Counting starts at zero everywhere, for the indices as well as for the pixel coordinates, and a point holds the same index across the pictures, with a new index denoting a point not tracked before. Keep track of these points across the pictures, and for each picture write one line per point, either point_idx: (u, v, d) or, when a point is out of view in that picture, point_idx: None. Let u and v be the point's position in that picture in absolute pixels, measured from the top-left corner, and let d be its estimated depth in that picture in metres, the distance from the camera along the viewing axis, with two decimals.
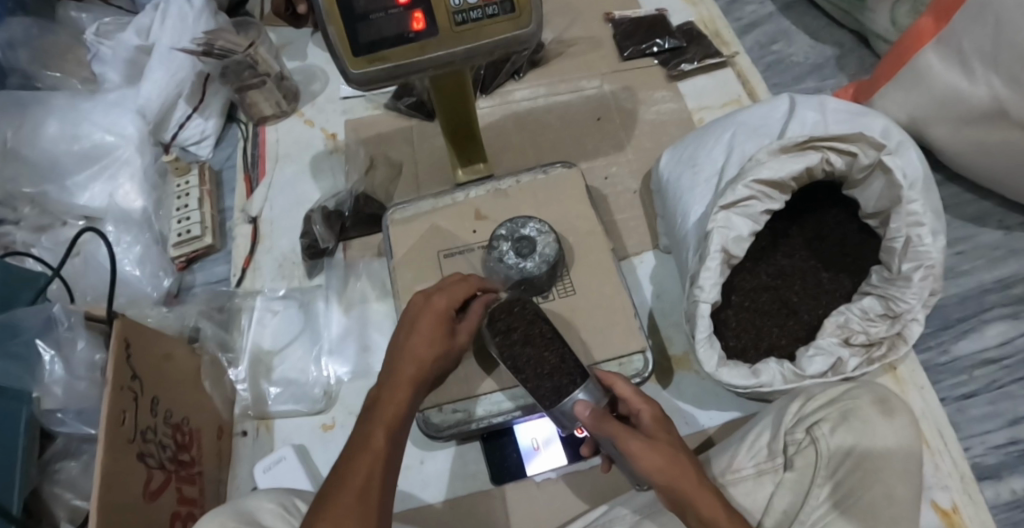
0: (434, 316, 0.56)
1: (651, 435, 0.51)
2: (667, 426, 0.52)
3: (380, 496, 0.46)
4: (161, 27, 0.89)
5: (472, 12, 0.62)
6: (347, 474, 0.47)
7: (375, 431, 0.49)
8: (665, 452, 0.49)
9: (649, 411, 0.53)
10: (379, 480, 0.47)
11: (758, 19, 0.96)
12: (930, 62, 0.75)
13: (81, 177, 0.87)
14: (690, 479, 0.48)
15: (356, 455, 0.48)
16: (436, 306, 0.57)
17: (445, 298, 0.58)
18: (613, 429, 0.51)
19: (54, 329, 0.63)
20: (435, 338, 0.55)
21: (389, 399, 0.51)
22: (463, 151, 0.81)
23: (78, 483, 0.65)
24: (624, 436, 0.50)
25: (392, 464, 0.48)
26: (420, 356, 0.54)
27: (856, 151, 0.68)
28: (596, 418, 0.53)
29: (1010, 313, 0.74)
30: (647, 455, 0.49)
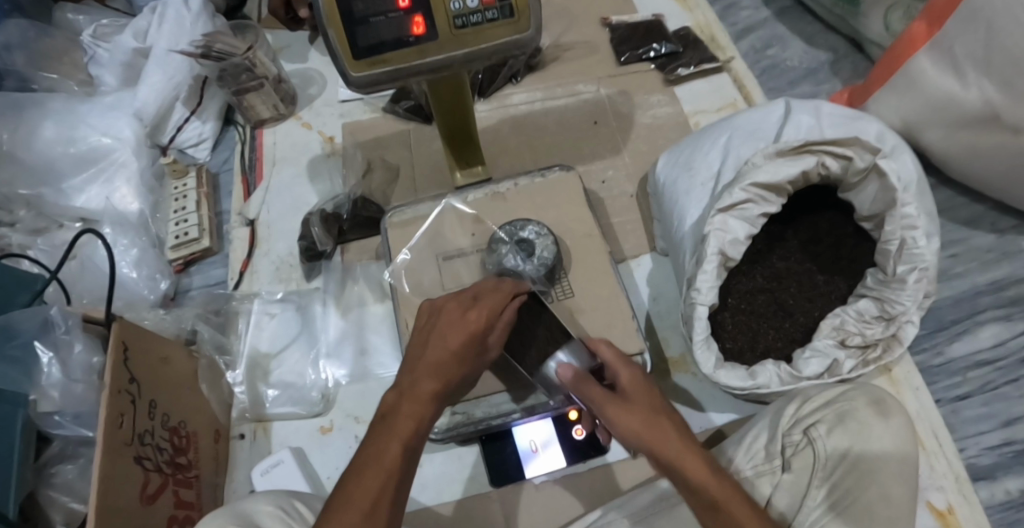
0: (466, 329, 0.55)
1: (630, 398, 0.52)
2: (644, 387, 0.53)
3: (388, 511, 0.47)
4: (158, 31, 0.89)
5: (472, 16, 0.62)
6: (358, 485, 0.47)
7: (389, 444, 0.49)
8: (638, 414, 0.51)
9: (628, 374, 0.54)
10: (388, 496, 0.47)
11: (753, 24, 0.97)
12: (923, 66, 0.76)
13: (77, 180, 0.87)
14: (663, 435, 0.49)
15: (368, 467, 0.48)
16: (472, 318, 0.56)
17: (485, 312, 0.57)
18: (597, 397, 0.54)
19: (51, 331, 0.62)
20: (461, 354, 0.54)
21: (408, 413, 0.51)
22: (461, 155, 0.81)
23: (75, 487, 0.64)
24: (604, 404, 0.52)
25: (404, 478, 0.48)
26: (444, 372, 0.53)
27: (850, 155, 0.68)
28: (577, 380, 0.56)
29: (1003, 315, 0.74)
30: (625, 420, 0.51)
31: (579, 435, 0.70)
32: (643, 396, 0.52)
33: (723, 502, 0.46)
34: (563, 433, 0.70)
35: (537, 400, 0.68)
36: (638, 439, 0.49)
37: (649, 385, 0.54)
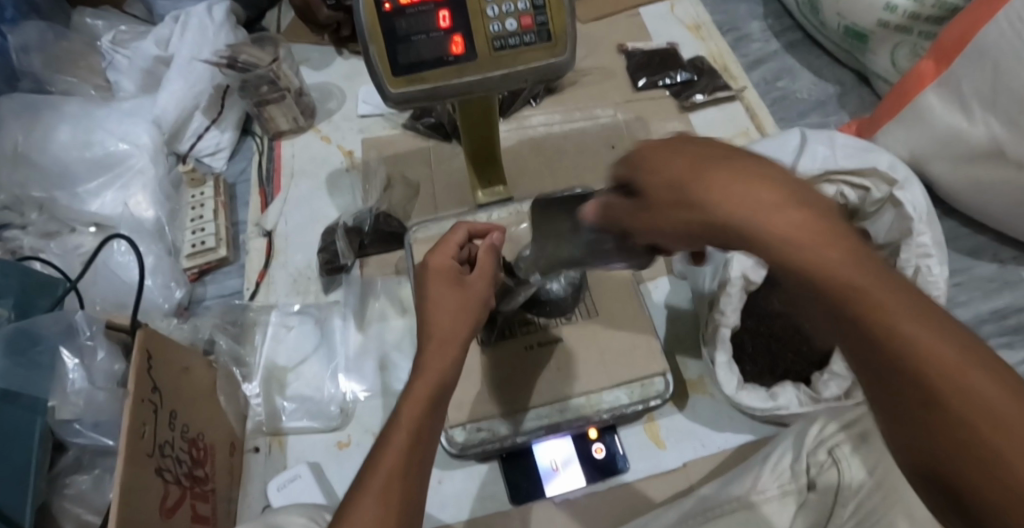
0: (438, 276, 0.54)
1: (648, 196, 0.36)
2: (663, 159, 0.35)
3: (403, 493, 0.43)
4: (181, 40, 0.92)
5: (510, 39, 0.63)
6: (369, 473, 0.44)
7: (398, 427, 0.46)
8: (670, 206, 0.34)
9: (644, 156, 0.36)
10: (400, 478, 0.43)
11: (764, 56, 1.01)
12: (931, 102, 0.79)
13: (92, 185, 0.86)
14: (727, 220, 0.32)
15: (379, 452, 0.45)
16: (437, 261, 0.55)
17: (445, 252, 0.56)
18: (631, 213, 0.38)
19: (76, 336, 0.63)
20: (437, 300, 0.52)
21: (418, 381, 0.48)
22: (482, 174, 0.82)
23: (89, 498, 0.63)
24: (644, 216, 0.37)
25: (418, 456, 0.45)
26: (438, 327, 0.50)
27: (868, 185, 0.74)
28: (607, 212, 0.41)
29: (1006, 343, 0.77)
30: (663, 223, 0.35)
31: (599, 454, 0.70)
32: (660, 175, 0.35)
33: (855, 296, 0.30)
34: (584, 451, 0.70)
35: (562, 417, 0.68)
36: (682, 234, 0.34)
37: (674, 148, 0.36)
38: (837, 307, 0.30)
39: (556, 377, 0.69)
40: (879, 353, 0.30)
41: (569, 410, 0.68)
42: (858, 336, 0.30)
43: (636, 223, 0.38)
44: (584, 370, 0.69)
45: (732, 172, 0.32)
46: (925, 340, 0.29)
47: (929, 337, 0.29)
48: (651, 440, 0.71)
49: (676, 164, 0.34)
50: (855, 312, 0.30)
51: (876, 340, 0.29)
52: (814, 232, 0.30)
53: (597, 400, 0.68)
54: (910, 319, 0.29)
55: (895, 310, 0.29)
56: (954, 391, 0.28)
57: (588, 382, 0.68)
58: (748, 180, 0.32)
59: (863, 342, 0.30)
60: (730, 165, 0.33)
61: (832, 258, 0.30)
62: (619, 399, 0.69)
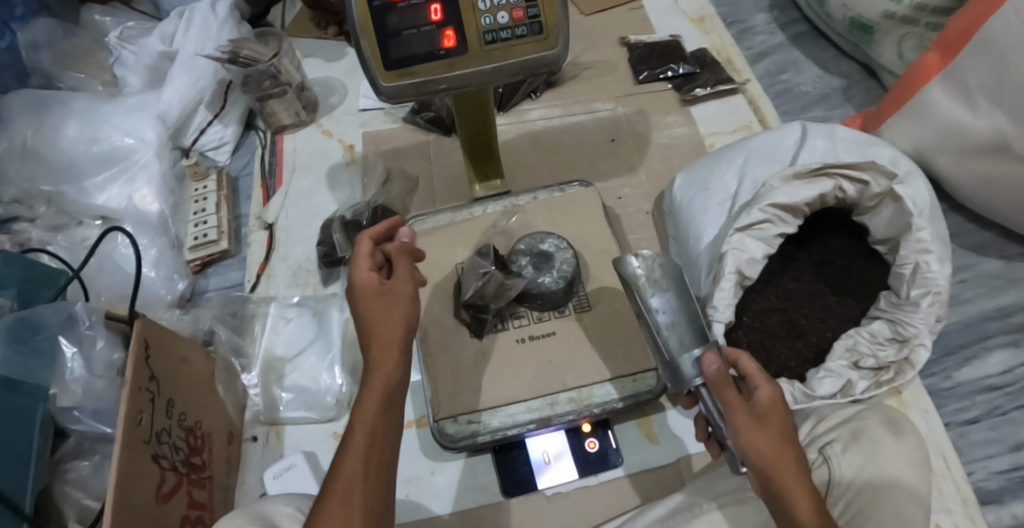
0: (366, 292, 0.51)
1: (761, 412, 0.48)
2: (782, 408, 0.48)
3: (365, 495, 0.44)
4: (185, 35, 0.93)
5: (501, 32, 0.63)
6: (333, 475, 0.45)
7: (355, 432, 0.46)
8: (771, 426, 0.47)
9: (769, 393, 0.49)
10: (362, 479, 0.45)
11: (768, 48, 0.99)
12: (936, 94, 0.77)
13: (98, 179, 0.88)
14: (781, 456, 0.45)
15: (342, 453, 0.46)
16: (360, 272, 0.52)
17: (362, 257, 0.53)
18: (729, 403, 0.48)
19: (75, 327, 0.64)
20: (371, 311, 0.50)
21: (369, 385, 0.48)
22: (479, 167, 0.82)
23: (89, 483, 0.65)
24: (738, 411, 0.47)
25: (377, 459, 0.46)
26: (383, 333, 0.50)
27: (867, 180, 0.70)
28: (715, 380, 0.49)
29: (1009, 341, 0.75)
30: (747, 430, 0.47)
31: (592, 448, 0.70)
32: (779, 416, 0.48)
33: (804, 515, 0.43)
34: (576, 444, 0.70)
35: (553, 411, 0.68)
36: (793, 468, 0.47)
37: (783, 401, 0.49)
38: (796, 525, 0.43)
39: (548, 370, 0.69)
40: None
41: (560, 404, 0.68)
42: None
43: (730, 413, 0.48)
44: (574, 364, 0.69)
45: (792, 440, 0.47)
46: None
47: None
48: (645, 435, 0.71)
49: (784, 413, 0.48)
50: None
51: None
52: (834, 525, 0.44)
53: (588, 394, 0.68)
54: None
55: None
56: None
57: (579, 376, 0.68)
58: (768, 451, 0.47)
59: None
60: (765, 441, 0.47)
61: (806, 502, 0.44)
62: (611, 393, 0.68)
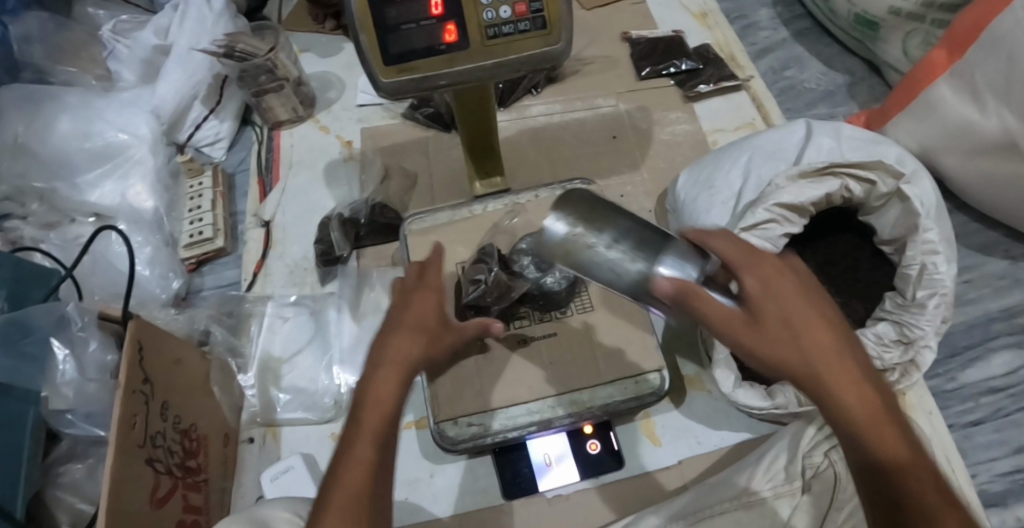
0: (417, 313, 0.54)
1: (759, 312, 0.43)
2: (775, 288, 0.44)
3: (367, 510, 0.44)
4: (180, 29, 0.91)
5: (504, 27, 0.62)
6: (332, 491, 0.45)
7: (358, 441, 0.47)
8: (780, 325, 0.43)
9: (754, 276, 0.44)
10: (365, 494, 0.45)
11: (772, 44, 0.98)
12: (943, 93, 0.76)
13: (92, 175, 0.86)
14: (805, 346, 0.42)
15: (345, 461, 0.46)
16: (422, 295, 0.55)
17: (430, 282, 0.56)
18: (720, 313, 0.43)
19: (67, 328, 0.63)
20: (416, 333, 0.52)
21: (380, 394, 0.49)
22: (480, 164, 0.81)
23: (82, 487, 0.64)
24: (735, 324, 0.43)
25: (380, 474, 0.46)
26: (398, 354, 0.50)
27: (873, 179, 0.70)
28: (682, 295, 0.44)
29: (1014, 342, 0.75)
30: (749, 333, 0.43)
31: (593, 450, 0.69)
32: (780, 305, 0.43)
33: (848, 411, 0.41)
34: (577, 446, 0.69)
35: (554, 414, 0.67)
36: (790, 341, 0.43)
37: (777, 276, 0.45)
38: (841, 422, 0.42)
39: (549, 372, 0.68)
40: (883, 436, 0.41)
41: (561, 406, 0.67)
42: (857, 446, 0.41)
43: (728, 324, 0.43)
44: (575, 366, 0.68)
45: (813, 315, 0.43)
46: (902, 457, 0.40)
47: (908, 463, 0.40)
48: (647, 437, 0.70)
49: (782, 292, 0.44)
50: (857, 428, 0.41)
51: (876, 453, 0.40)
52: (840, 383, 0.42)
53: (590, 396, 0.67)
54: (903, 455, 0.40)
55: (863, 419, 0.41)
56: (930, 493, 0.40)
57: (581, 377, 0.68)
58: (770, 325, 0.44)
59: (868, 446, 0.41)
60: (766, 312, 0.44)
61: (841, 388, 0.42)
62: (612, 395, 0.68)
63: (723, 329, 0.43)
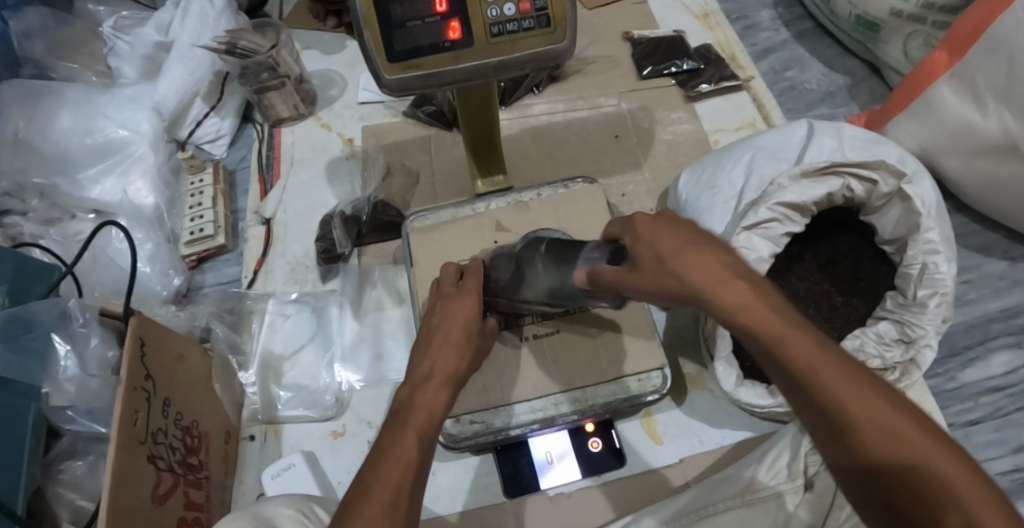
0: (461, 322, 0.56)
1: (635, 259, 0.47)
2: (647, 234, 0.47)
3: (409, 511, 0.43)
4: (182, 25, 0.91)
5: (509, 25, 0.62)
6: (374, 485, 0.43)
7: (405, 439, 0.46)
8: (655, 268, 0.45)
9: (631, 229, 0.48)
10: (408, 492, 0.43)
11: (773, 45, 0.99)
12: (944, 94, 0.77)
13: (92, 171, 0.86)
14: (706, 288, 0.42)
15: (385, 462, 0.45)
16: (470, 308, 0.57)
17: (474, 296, 0.59)
18: (612, 275, 0.50)
19: (68, 324, 0.62)
20: (464, 344, 0.54)
21: (425, 401, 0.49)
22: (482, 162, 0.81)
23: (83, 484, 0.64)
24: (621, 276, 0.49)
25: (422, 476, 0.45)
26: (445, 364, 0.52)
27: (875, 179, 0.70)
28: (591, 275, 0.53)
29: (1013, 343, 0.75)
30: (645, 282, 0.46)
31: (595, 448, 0.69)
32: (656, 247, 0.45)
33: (808, 367, 0.38)
34: (579, 444, 0.69)
35: (557, 412, 0.67)
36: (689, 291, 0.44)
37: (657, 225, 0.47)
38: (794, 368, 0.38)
39: (552, 370, 0.68)
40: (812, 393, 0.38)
41: (565, 404, 0.67)
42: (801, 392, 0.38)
43: (617, 279, 0.50)
44: (578, 364, 0.68)
45: (712, 257, 0.43)
46: (864, 402, 0.37)
47: (875, 409, 0.37)
48: (648, 435, 0.70)
49: (666, 238, 0.45)
50: (799, 375, 0.38)
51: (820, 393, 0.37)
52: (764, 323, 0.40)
53: (593, 394, 0.68)
54: (847, 387, 0.37)
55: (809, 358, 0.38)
56: (891, 436, 0.36)
57: (584, 376, 0.68)
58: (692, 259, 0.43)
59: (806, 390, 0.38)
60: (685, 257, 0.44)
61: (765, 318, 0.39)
62: (615, 393, 0.68)
63: (616, 283, 0.50)
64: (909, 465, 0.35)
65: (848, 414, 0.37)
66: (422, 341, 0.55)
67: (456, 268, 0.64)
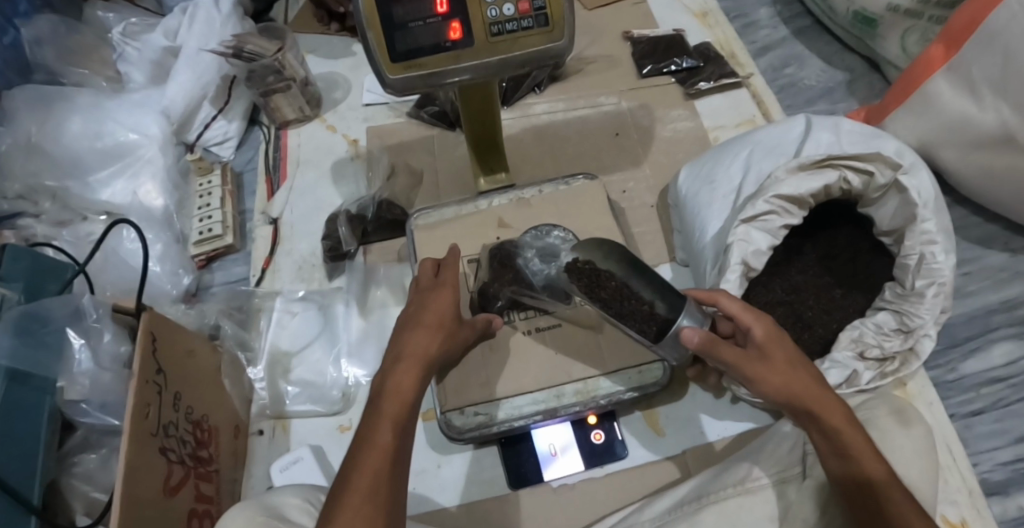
0: (433, 314, 0.57)
1: (769, 357, 0.54)
2: (782, 340, 0.55)
3: (390, 496, 0.45)
4: (189, 31, 0.93)
5: (508, 25, 0.63)
6: (354, 474, 0.46)
7: (379, 427, 0.48)
8: (790, 375, 0.53)
9: (762, 328, 0.55)
10: (387, 477, 0.46)
11: (772, 43, 1.00)
12: (940, 87, 0.78)
13: (102, 174, 0.88)
14: (815, 396, 0.52)
15: (363, 450, 0.47)
16: (446, 297, 0.59)
17: (451, 287, 0.60)
18: (734, 358, 0.54)
19: (83, 319, 0.65)
20: (437, 329, 0.56)
21: (396, 387, 0.50)
22: (485, 161, 0.82)
23: (96, 477, 0.66)
24: (743, 361, 0.54)
25: (399, 462, 0.47)
26: (416, 349, 0.54)
27: (872, 170, 0.70)
28: (707, 344, 0.55)
29: (1014, 333, 0.76)
30: (766, 372, 0.53)
31: (598, 440, 0.70)
32: (789, 354, 0.54)
33: (880, 482, 0.48)
34: (582, 437, 0.70)
35: (558, 403, 0.68)
36: (782, 381, 0.53)
37: (783, 334, 0.55)
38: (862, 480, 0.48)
39: (553, 362, 0.69)
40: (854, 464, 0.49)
41: (566, 395, 0.68)
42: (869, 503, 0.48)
43: (739, 364, 0.54)
44: (579, 356, 0.69)
45: (789, 348, 0.55)
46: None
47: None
48: (650, 427, 0.71)
49: (794, 349, 0.55)
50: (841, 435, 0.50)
51: (887, 508, 0.47)
52: (829, 407, 0.52)
53: (594, 386, 0.68)
54: (914, 513, 0.47)
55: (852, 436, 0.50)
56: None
57: (585, 367, 0.69)
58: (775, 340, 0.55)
59: (872, 507, 0.48)
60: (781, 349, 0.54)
61: (856, 441, 0.50)
62: (617, 384, 0.68)
63: (738, 367, 0.54)
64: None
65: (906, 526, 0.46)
66: (398, 330, 0.57)
67: (434, 261, 0.64)
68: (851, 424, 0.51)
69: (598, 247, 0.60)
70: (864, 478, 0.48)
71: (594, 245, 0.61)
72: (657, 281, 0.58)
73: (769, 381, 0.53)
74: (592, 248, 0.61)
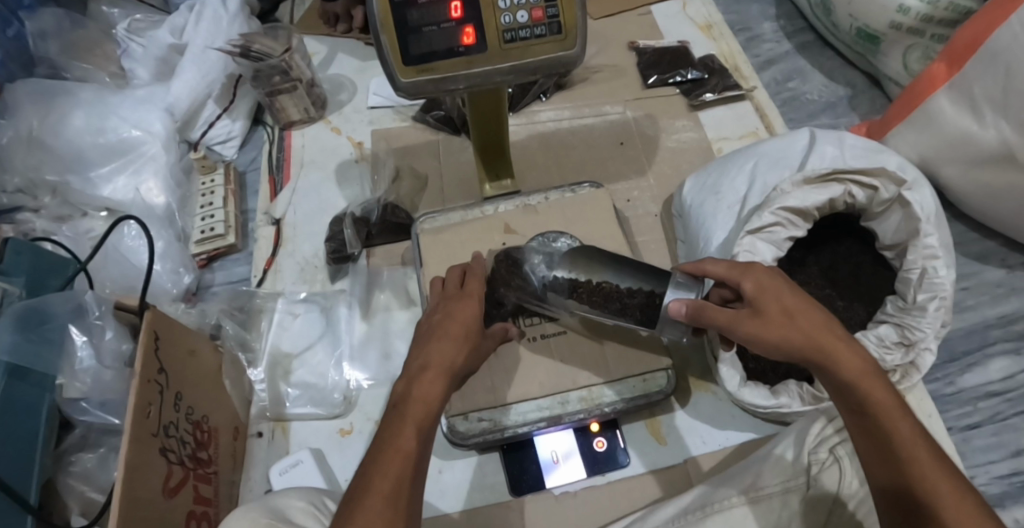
0: (459, 323, 0.57)
1: (762, 311, 0.53)
2: (773, 291, 0.54)
3: (408, 503, 0.45)
4: (196, 28, 0.93)
5: (521, 31, 0.63)
6: (375, 477, 0.45)
7: (402, 432, 0.47)
8: (785, 328, 0.52)
9: (750, 282, 0.55)
10: (408, 483, 0.45)
11: (775, 56, 1.01)
12: (942, 104, 0.79)
13: (105, 169, 0.87)
14: (814, 344, 0.51)
15: (384, 454, 0.46)
16: (470, 308, 0.58)
17: (476, 298, 0.60)
18: (725, 318, 0.55)
19: (85, 316, 0.63)
20: (464, 339, 0.55)
21: (417, 394, 0.50)
22: (491, 166, 0.82)
23: (93, 475, 0.65)
24: (735, 322, 0.54)
25: (419, 471, 0.47)
26: (443, 359, 0.53)
27: (876, 186, 0.71)
28: (693, 314, 0.57)
29: (1012, 348, 0.77)
30: (761, 331, 0.53)
31: (600, 447, 0.70)
32: (782, 303, 0.53)
33: (890, 425, 0.47)
34: (584, 444, 0.70)
35: (563, 410, 0.68)
36: (778, 335, 0.52)
37: (776, 284, 0.54)
38: (872, 427, 0.48)
39: (558, 370, 0.69)
40: (865, 415, 0.48)
41: (571, 402, 0.68)
42: (881, 448, 0.47)
43: (731, 323, 0.54)
44: (584, 364, 0.69)
45: (789, 295, 0.53)
46: (929, 467, 0.46)
47: (934, 470, 0.45)
48: (652, 435, 0.71)
49: (789, 298, 0.53)
50: (851, 387, 0.49)
51: (891, 448, 0.47)
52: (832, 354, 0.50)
53: (598, 394, 0.68)
54: (931, 465, 0.46)
55: (864, 382, 0.49)
56: (954, 501, 0.44)
57: (590, 375, 0.69)
58: (771, 290, 0.54)
59: (888, 460, 0.47)
60: (780, 298, 0.53)
61: (863, 382, 0.49)
62: (621, 393, 0.68)
63: (730, 327, 0.55)
64: (927, 487, 0.45)
65: (921, 476, 0.45)
66: (421, 337, 0.56)
67: (460, 269, 0.65)
68: (856, 368, 0.49)
69: (582, 255, 0.67)
70: (875, 424, 0.48)
71: (575, 254, 0.67)
72: (637, 266, 0.65)
73: (766, 338, 0.52)
74: (576, 261, 0.66)
